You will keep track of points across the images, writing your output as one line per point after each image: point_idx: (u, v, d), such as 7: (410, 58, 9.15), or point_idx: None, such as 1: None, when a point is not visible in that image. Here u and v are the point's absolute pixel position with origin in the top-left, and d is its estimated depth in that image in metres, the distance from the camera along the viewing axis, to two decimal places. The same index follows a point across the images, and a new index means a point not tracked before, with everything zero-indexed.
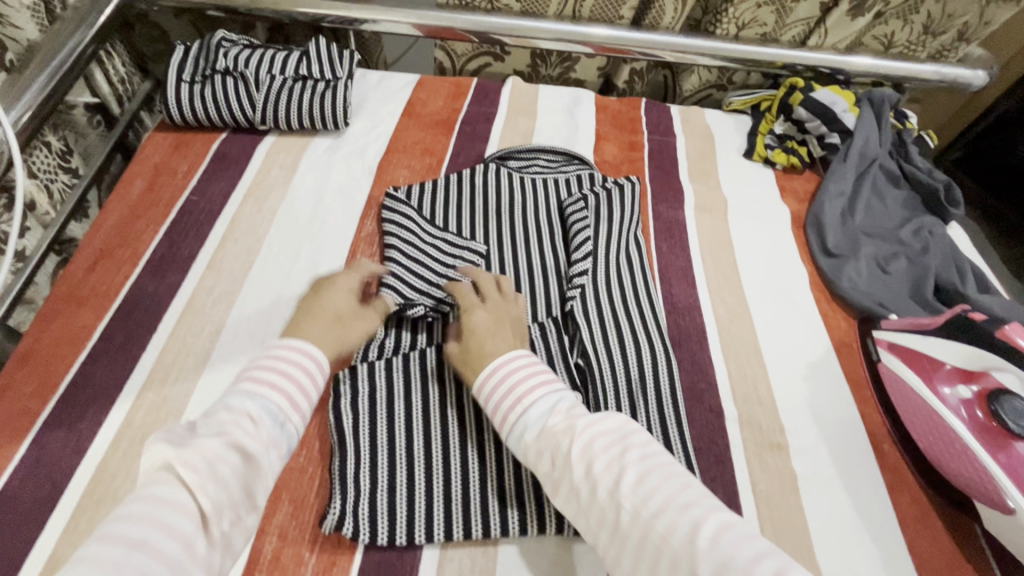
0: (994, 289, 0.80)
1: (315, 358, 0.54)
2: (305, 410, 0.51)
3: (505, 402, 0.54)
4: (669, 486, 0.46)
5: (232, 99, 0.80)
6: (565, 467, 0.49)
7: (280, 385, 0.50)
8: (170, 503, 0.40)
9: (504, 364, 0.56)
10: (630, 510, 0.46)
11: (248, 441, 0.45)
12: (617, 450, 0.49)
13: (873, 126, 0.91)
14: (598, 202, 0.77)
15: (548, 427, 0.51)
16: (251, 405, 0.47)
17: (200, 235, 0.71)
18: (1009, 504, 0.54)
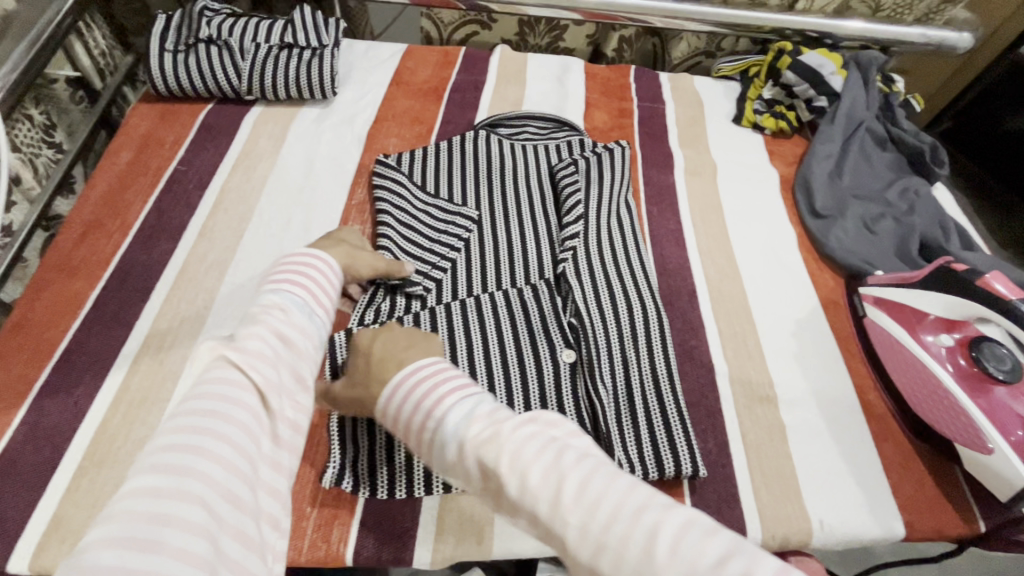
0: (976, 246, 0.82)
1: (326, 260, 0.54)
2: (327, 306, 0.51)
3: (416, 417, 0.43)
4: (616, 491, 0.36)
5: (217, 68, 0.79)
6: (495, 482, 0.39)
7: (300, 282, 0.51)
8: (226, 380, 0.40)
9: (404, 379, 0.45)
10: (576, 527, 0.36)
11: (285, 326, 0.46)
12: (552, 452, 0.38)
13: (860, 89, 0.92)
14: (588, 167, 0.78)
15: (466, 438, 0.40)
16: (277, 298, 0.48)
17: (190, 204, 0.70)
18: (988, 445, 0.56)
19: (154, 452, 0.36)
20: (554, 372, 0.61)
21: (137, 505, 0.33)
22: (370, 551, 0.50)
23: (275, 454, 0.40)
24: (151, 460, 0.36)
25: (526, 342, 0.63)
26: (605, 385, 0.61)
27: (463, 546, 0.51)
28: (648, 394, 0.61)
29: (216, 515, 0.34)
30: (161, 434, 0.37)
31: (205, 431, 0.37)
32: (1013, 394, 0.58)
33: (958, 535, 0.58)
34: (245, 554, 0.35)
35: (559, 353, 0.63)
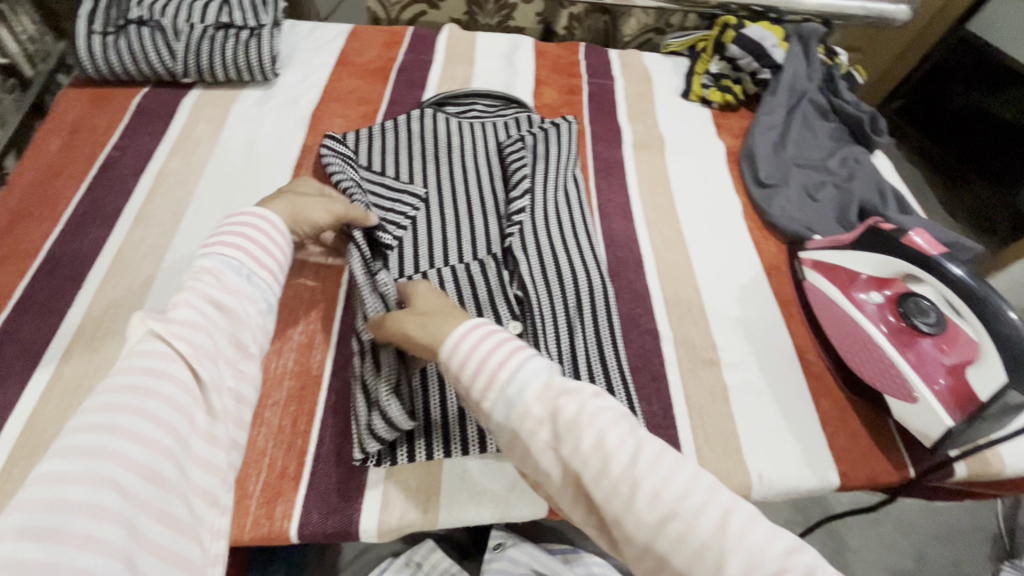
0: (913, 211, 0.85)
1: (272, 222, 0.56)
2: (272, 267, 0.53)
3: (489, 362, 0.47)
4: (687, 472, 0.43)
5: (150, 50, 0.76)
6: (571, 436, 0.44)
7: (239, 245, 0.52)
8: (152, 356, 0.44)
9: (477, 328, 0.48)
10: (646, 490, 0.42)
11: (216, 292, 0.49)
12: (626, 423, 0.45)
13: (801, 60, 0.94)
14: (535, 142, 0.78)
15: (545, 392, 0.46)
16: (206, 263, 0.51)
17: (126, 190, 0.69)
18: (913, 394, 0.59)
19: (73, 434, 0.40)
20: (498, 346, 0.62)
21: (55, 490, 0.37)
22: (314, 526, 0.50)
23: (210, 429, 0.45)
24: (68, 444, 0.39)
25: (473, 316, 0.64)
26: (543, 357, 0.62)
27: (409, 514, 0.52)
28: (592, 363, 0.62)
29: (131, 495, 0.38)
30: (82, 416, 0.41)
31: (127, 411, 0.41)
32: (939, 344, 0.60)
33: (889, 481, 0.61)
34: (169, 535, 0.40)
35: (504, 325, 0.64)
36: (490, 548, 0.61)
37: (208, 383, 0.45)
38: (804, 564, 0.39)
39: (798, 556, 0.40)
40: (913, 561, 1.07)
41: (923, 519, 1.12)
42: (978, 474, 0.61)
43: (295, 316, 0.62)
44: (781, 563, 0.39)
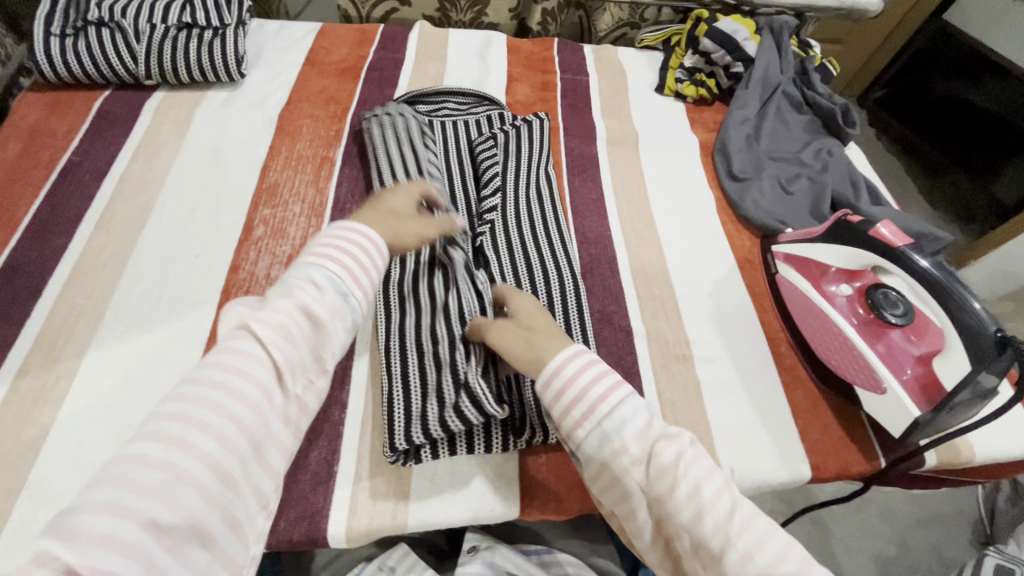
0: (885, 202, 0.85)
1: (374, 240, 0.54)
2: (366, 286, 0.52)
3: (592, 393, 0.49)
4: (774, 537, 0.44)
5: (110, 52, 0.75)
6: (664, 482, 0.46)
7: (342, 260, 0.51)
8: (243, 356, 0.44)
9: (573, 358, 0.50)
10: (737, 550, 0.43)
11: (315, 306, 0.48)
12: (720, 478, 0.46)
13: (773, 53, 0.94)
14: (507, 140, 0.77)
15: (644, 436, 0.48)
16: (313, 273, 0.49)
17: (87, 196, 0.67)
18: (881, 385, 0.59)
19: (161, 419, 0.41)
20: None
21: (135, 472, 0.38)
22: (280, 534, 0.50)
23: (283, 436, 0.45)
24: (159, 427, 0.40)
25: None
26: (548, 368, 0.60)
27: (377, 518, 0.51)
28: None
29: (204, 492, 0.40)
30: (175, 395, 0.42)
31: (212, 406, 0.42)
32: (907, 335, 0.61)
33: (860, 472, 0.61)
34: (226, 536, 0.41)
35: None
36: (464, 551, 0.60)
37: (289, 389, 0.46)
38: None
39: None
40: (895, 548, 1.08)
41: (905, 506, 1.13)
42: (947, 462, 0.62)
43: None
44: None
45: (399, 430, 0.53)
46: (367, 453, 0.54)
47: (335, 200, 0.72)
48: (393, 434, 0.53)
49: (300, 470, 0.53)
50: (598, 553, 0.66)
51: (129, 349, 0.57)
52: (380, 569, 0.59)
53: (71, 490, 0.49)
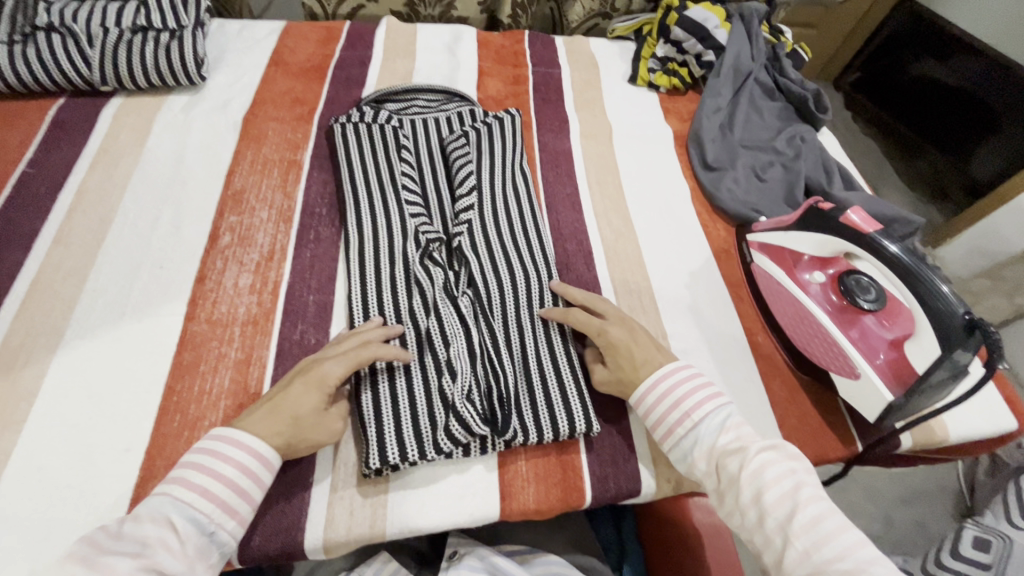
0: (858, 187, 0.86)
1: (264, 455, 0.48)
2: (244, 514, 0.46)
3: (669, 416, 0.54)
4: (843, 537, 0.44)
5: (62, 58, 0.72)
6: (731, 489, 0.49)
7: (213, 491, 0.45)
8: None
9: (660, 380, 0.55)
10: (797, 549, 0.44)
11: (169, 563, 0.42)
12: (792, 482, 0.47)
13: (744, 40, 0.94)
14: (478, 137, 0.76)
15: (717, 448, 0.51)
16: (174, 516, 0.43)
17: (43, 209, 0.65)
18: (855, 370, 0.60)
19: None
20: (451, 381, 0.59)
21: None
22: (255, 549, 0.49)
23: None
24: None
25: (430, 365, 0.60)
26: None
27: (355, 528, 0.51)
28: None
29: None
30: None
31: None
32: (880, 320, 0.61)
33: (838, 456, 0.62)
34: None
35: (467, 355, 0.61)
36: (446, 557, 0.61)
37: None
38: None
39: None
40: (880, 525, 1.10)
41: (888, 483, 1.15)
42: (923, 443, 0.63)
43: (229, 332, 0.59)
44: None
45: (377, 446, 0.52)
46: (343, 464, 0.53)
47: (304, 204, 0.70)
48: (370, 452, 0.52)
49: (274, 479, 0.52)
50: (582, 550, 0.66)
51: (91, 367, 0.55)
52: None
53: (32, 516, 0.47)
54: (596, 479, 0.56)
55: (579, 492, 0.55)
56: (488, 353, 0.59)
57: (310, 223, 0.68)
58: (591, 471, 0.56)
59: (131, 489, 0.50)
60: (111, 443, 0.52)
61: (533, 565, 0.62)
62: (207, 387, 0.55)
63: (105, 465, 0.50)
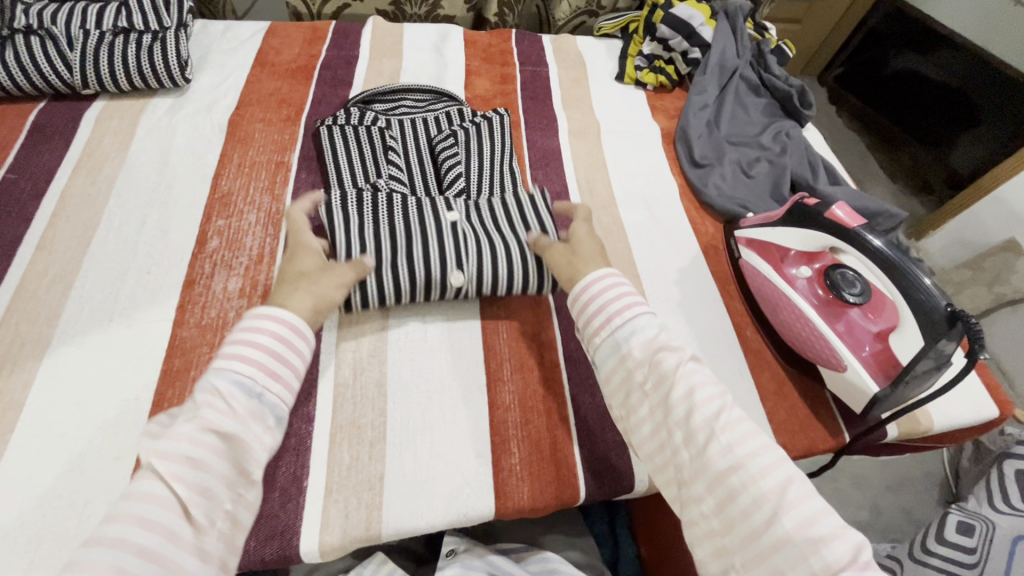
0: (842, 181, 0.87)
1: (291, 322, 0.50)
2: (288, 378, 0.48)
3: (612, 305, 0.54)
4: (757, 440, 0.45)
5: (41, 60, 0.71)
6: (663, 388, 0.49)
7: (251, 356, 0.47)
8: (148, 500, 0.39)
9: (608, 281, 0.56)
10: (720, 444, 0.44)
11: (222, 421, 0.43)
12: (718, 389, 0.48)
13: (728, 38, 0.95)
14: (468, 136, 0.75)
15: (653, 344, 0.51)
16: (219, 382, 0.45)
17: (25, 215, 0.64)
18: (842, 363, 0.61)
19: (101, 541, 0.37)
20: (452, 231, 0.64)
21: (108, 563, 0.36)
22: (251, 554, 0.49)
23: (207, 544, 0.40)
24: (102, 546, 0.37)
25: (433, 245, 0.62)
26: (512, 382, 0.61)
27: (351, 533, 0.51)
28: (528, 365, 0.62)
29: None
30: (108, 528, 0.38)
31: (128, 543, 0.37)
32: (866, 313, 0.62)
33: (827, 447, 0.63)
34: None
35: (460, 359, 0.61)
36: (443, 556, 0.61)
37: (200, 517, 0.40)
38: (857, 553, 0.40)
39: (856, 539, 0.40)
40: (868, 513, 1.13)
41: (875, 472, 1.17)
42: (908, 431, 0.64)
43: (219, 335, 0.59)
44: (835, 532, 0.40)
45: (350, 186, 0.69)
46: (336, 466, 0.53)
47: None
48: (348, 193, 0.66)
49: (267, 484, 0.52)
50: (578, 546, 0.67)
51: (79, 375, 0.55)
52: None
53: (23, 526, 0.47)
54: (590, 476, 0.56)
55: (573, 491, 0.56)
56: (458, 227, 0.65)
57: None
58: (584, 469, 0.57)
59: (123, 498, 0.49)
60: (102, 451, 0.51)
61: (528, 562, 0.62)
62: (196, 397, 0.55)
63: (96, 474, 0.50)
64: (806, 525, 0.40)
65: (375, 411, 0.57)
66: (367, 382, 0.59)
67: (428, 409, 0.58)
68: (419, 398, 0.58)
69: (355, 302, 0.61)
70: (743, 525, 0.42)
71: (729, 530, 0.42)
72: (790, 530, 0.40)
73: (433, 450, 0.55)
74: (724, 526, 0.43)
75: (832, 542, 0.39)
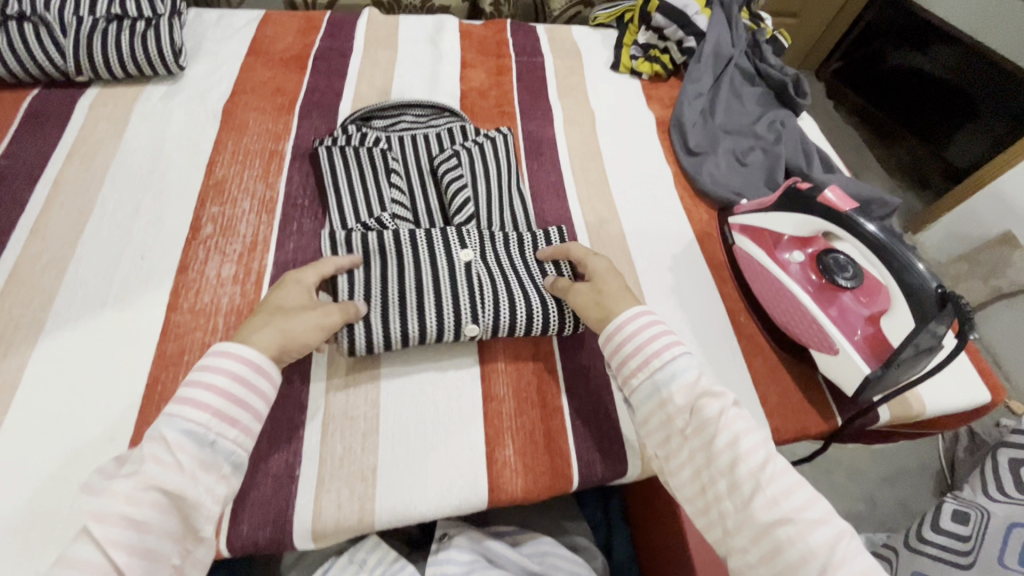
0: (837, 169, 0.87)
1: (251, 361, 0.48)
2: (246, 423, 0.47)
3: (649, 346, 0.53)
4: (806, 492, 0.45)
5: (34, 47, 0.71)
6: (705, 432, 0.48)
7: (204, 402, 0.45)
8: (80, 567, 0.38)
9: (641, 316, 0.55)
10: (765, 496, 0.44)
11: (165, 477, 0.42)
12: (762, 436, 0.48)
13: (723, 27, 0.95)
14: (471, 158, 0.72)
15: (693, 389, 0.50)
16: (167, 432, 0.43)
17: (19, 200, 0.64)
18: (834, 346, 0.61)
19: None
20: (467, 276, 0.61)
21: None
22: (244, 538, 0.49)
23: None
24: None
25: (445, 294, 0.60)
26: (506, 373, 0.61)
27: (344, 520, 0.51)
28: (522, 355, 0.62)
29: None
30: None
31: None
32: (858, 297, 0.62)
33: (819, 432, 0.63)
34: None
35: (455, 348, 0.62)
36: (436, 540, 0.61)
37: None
38: None
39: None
40: (864, 504, 1.13)
41: (871, 464, 1.18)
42: (900, 416, 0.65)
43: (213, 322, 0.59)
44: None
45: (351, 213, 0.66)
46: (329, 455, 0.53)
47: (286, 195, 0.70)
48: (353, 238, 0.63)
49: (260, 468, 0.52)
50: (574, 531, 0.67)
51: (72, 359, 0.55)
52: (350, 562, 0.58)
53: (17, 508, 0.47)
54: (583, 464, 0.57)
55: (566, 478, 0.56)
56: (470, 266, 0.62)
57: (292, 214, 0.68)
58: (578, 457, 0.57)
59: None
60: (95, 434, 0.51)
61: (524, 546, 0.62)
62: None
63: (90, 456, 0.50)
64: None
65: (368, 400, 0.57)
66: (360, 370, 0.59)
67: (422, 398, 0.58)
68: (412, 386, 0.58)
69: (348, 347, 0.57)
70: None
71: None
72: None
73: (427, 436, 0.56)
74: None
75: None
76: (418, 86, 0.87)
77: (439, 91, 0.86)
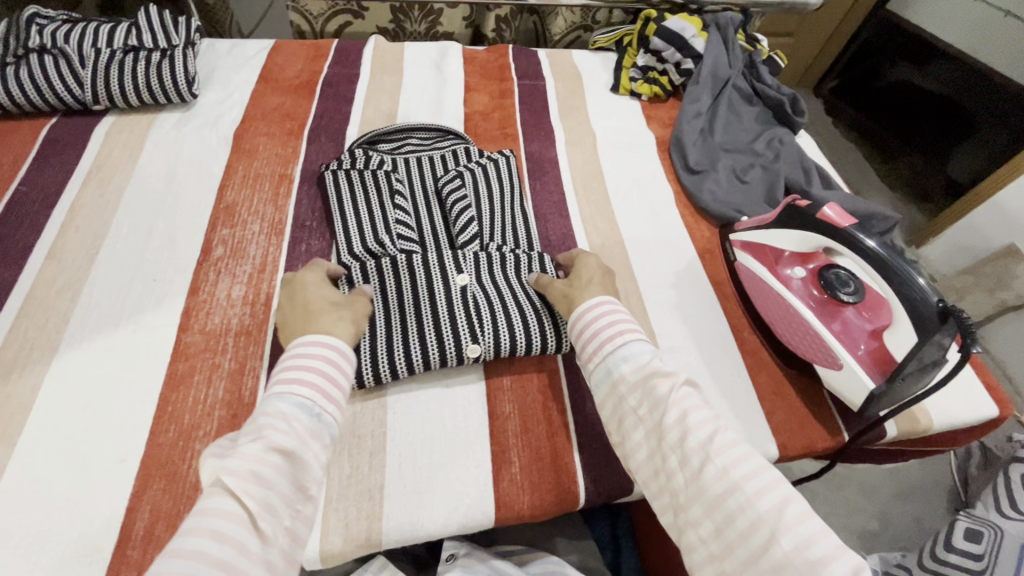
0: (836, 185, 0.88)
1: (338, 346, 0.52)
2: (340, 399, 0.50)
3: (603, 332, 0.55)
4: (756, 460, 0.45)
5: (54, 78, 0.74)
6: (657, 410, 0.49)
7: (308, 379, 0.48)
8: (219, 515, 0.39)
9: (603, 302, 0.57)
10: (715, 467, 0.44)
11: (284, 439, 0.44)
12: (711, 412, 0.49)
13: (720, 48, 0.97)
14: (474, 178, 0.73)
15: (647, 365, 0.52)
16: (282, 404, 0.46)
17: (36, 225, 0.66)
18: (837, 361, 0.61)
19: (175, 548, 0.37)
20: (463, 299, 0.62)
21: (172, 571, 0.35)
22: None
23: (269, 554, 0.40)
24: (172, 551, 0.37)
25: (445, 321, 0.61)
26: (510, 390, 0.61)
27: (353, 539, 0.51)
28: (528, 372, 0.63)
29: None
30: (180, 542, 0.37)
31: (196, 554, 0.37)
32: (860, 312, 0.63)
33: (826, 448, 0.63)
34: None
35: (462, 369, 0.62)
36: (442, 561, 0.61)
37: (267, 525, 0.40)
38: (852, 562, 0.40)
39: (853, 559, 0.40)
40: (877, 522, 1.11)
41: (882, 480, 1.16)
42: (907, 430, 0.64)
43: (222, 343, 0.60)
44: (833, 553, 0.40)
45: (356, 237, 0.67)
46: (337, 476, 0.54)
47: (295, 217, 0.71)
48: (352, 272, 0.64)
49: None
50: (583, 548, 0.67)
51: (84, 381, 0.56)
52: None
53: (29, 529, 0.47)
54: (590, 481, 0.56)
55: (572, 496, 0.56)
56: (471, 290, 0.63)
57: (301, 236, 0.69)
58: (584, 475, 0.57)
59: (127, 499, 0.50)
60: (107, 453, 0.52)
61: (530, 565, 0.62)
62: (195, 426, 0.54)
63: (101, 476, 0.51)
64: (803, 547, 0.40)
65: (375, 419, 0.57)
66: (370, 393, 0.59)
67: (430, 417, 0.58)
68: (421, 404, 0.59)
69: (383, 376, 0.58)
70: (741, 548, 0.42)
71: (728, 554, 0.42)
72: (789, 553, 0.40)
73: (434, 455, 0.56)
74: (724, 549, 0.43)
75: (832, 563, 0.39)
76: (422, 109, 0.89)
77: (443, 114, 0.89)
